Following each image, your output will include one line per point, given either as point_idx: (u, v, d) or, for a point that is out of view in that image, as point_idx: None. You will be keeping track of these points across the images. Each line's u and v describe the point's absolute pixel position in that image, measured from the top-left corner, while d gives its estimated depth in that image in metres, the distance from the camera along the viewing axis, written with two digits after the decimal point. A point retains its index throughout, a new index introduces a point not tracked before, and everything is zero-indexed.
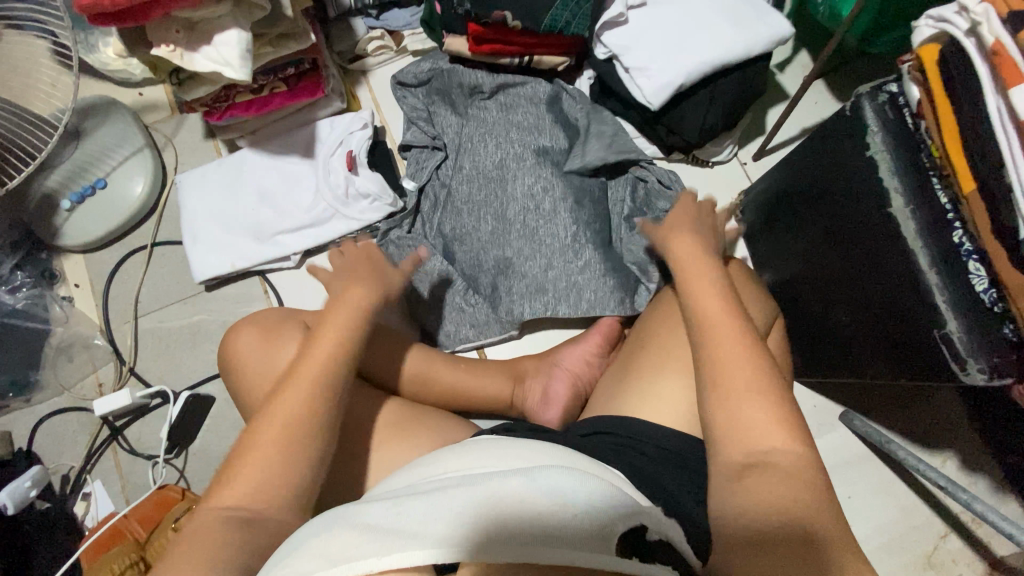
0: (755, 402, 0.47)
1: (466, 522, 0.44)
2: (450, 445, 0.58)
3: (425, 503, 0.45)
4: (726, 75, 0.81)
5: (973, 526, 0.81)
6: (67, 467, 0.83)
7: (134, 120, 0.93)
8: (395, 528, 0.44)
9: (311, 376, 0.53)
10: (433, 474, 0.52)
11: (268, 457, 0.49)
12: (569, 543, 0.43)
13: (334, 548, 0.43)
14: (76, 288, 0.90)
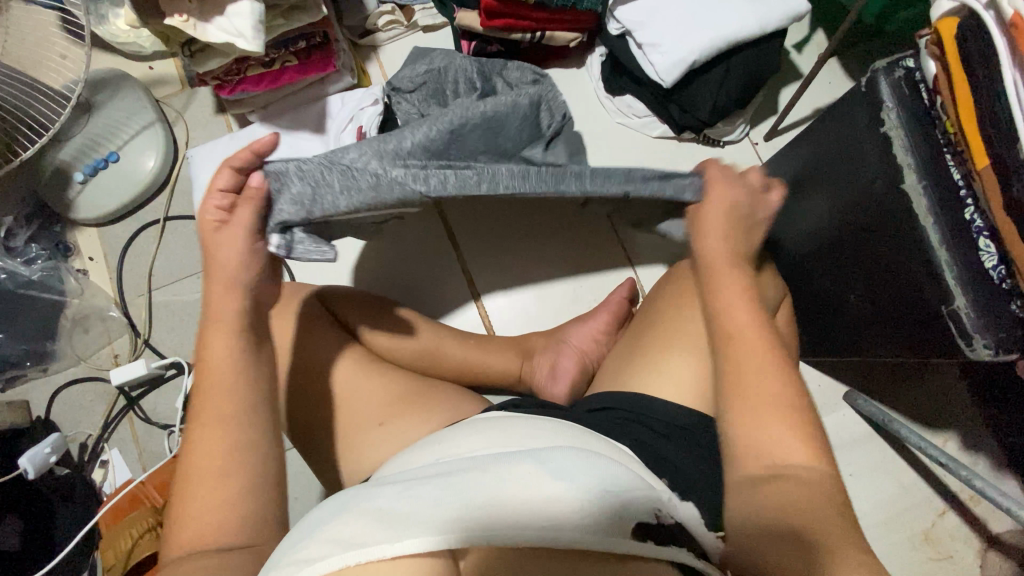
0: (756, 400, 0.49)
1: (476, 505, 0.44)
2: (455, 425, 0.60)
3: (433, 486, 0.46)
4: (740, 53, 0.80)
5: (971, 503, 0.83)
6: (85, 435, 0.85)
7: (145, 94, 0.93)
8: (404, 511, 0.44)
9: (211, 411, 0.49)
10: (442, 454, 0.53)
11: (203, 507, 0.46)
12: (579, 526, 0.44)
13: (346, 532, 0.44)
14: (90, 261, 0.91)
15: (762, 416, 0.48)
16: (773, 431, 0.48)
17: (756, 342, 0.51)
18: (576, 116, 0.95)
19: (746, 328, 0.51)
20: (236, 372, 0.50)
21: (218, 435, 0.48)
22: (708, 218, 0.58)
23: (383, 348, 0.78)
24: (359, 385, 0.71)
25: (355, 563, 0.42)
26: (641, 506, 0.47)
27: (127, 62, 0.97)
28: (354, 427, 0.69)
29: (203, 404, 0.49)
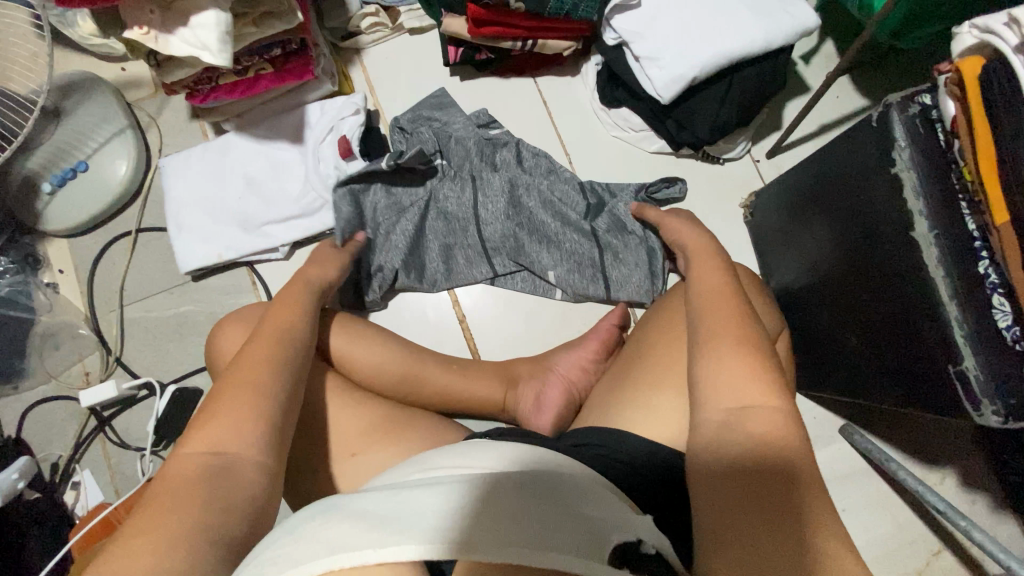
0: (751, 431, 0.42)
1: (479, 512, 0.44)
2: (438, 450, 0.58)
3: (423, 494, 0.46)
4: (745, 68, 0.75)
5: (968, 543, 0.80)
6: (57, 456, 0.83)
7: (116, 98, 0.88)
8: (390, 517, 0.44)
9: (231, 396, 0.51)
10: (426, 472, 0.51)
11: (182, 502, 0.43)
12: (561, 542, 0.41)
13: (332, 535, 0.42)
14: (60, 274, 0.87)
15: (735, 447, 0.42)
16: (741, 463, 0.41)
17: (753, 395, 0.44)
18: (569, 127, 0.90)
19: (744, 376, 0.45)
20: (273, 376, 0.54)
21: (232, 424, 0.50)
22: (709, 266, 0.58)
23: (359, 375, 0.75)
24: (331, 418, 0.68)
25: (339, 567, 0.40)
26: (621, 531, 0.45)
27: (96, 63, 0.92)
28: (324, 463, 0.66)
29: (229, 389, 0.52)
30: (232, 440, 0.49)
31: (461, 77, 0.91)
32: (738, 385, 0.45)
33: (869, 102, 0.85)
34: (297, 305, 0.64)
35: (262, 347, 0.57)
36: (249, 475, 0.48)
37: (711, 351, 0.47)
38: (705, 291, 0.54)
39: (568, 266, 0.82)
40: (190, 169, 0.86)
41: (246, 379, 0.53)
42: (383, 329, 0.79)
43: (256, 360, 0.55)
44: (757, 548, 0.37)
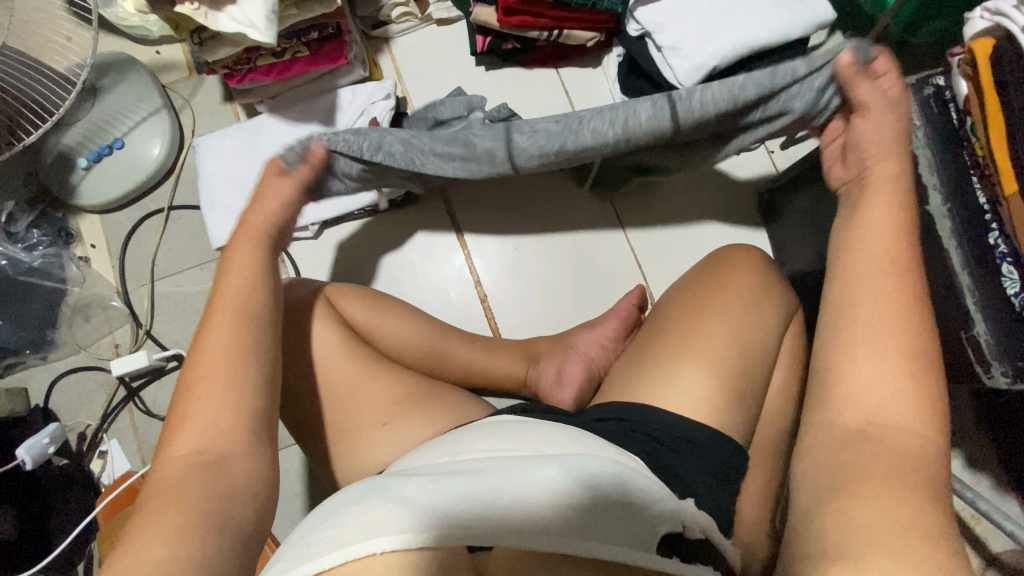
0: (859, 429, 0.41)
1: (500, 505, 0.46)
2: (469, 427, 0.61)
3: (456, 483, 0.48)
4: (762, 60, 0.79)
5: (973, 521, 0.82)
6: (84, 425, 0.85)
7: (152, 79, 0.91)
8: (427, 504, 0.46)
9: (203, 381, 0.49)
10: (456, 452, 0.55)
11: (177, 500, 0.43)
12: (609, 533, 0.45)
13: (370, 518, 0.45)
14: (92, 249, 0.90)
15: (854, 458, 0.40)
16: (840, 462, 0.40)
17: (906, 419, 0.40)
18: None
19: (899, 396, 0.41)
20: (239, 356, 0.50)
21: (210, 411, 0.47)
22: (868, 227, 0.48)
23: (387, 349, 0.77)
24: (363, 385, 0.70)
25: (380, 550, 0.43)
26: (671, 522, 0.48)
27: (131, 45, 0.95)
28: (356, 428, 0.68)
29: (199, 372, 0.49)
30: (215, 439, 0.47)
31: (486, 67, 0.95)
32: (889, 382, 0.42)
33: None
34: (246, 278, 0.55)
35: (218, 333, 0.51)
36: (236, 473, 0.46)
37: (867, 354, 0.43)
38: (871, 267, 0.46)
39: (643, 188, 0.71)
40: (222, 147, 0.89)
41: (216, 362, 0.49)
42: (409, 305, 0.82)
43: (223, 340, 0.50)
44: (865, 525, 0.36)
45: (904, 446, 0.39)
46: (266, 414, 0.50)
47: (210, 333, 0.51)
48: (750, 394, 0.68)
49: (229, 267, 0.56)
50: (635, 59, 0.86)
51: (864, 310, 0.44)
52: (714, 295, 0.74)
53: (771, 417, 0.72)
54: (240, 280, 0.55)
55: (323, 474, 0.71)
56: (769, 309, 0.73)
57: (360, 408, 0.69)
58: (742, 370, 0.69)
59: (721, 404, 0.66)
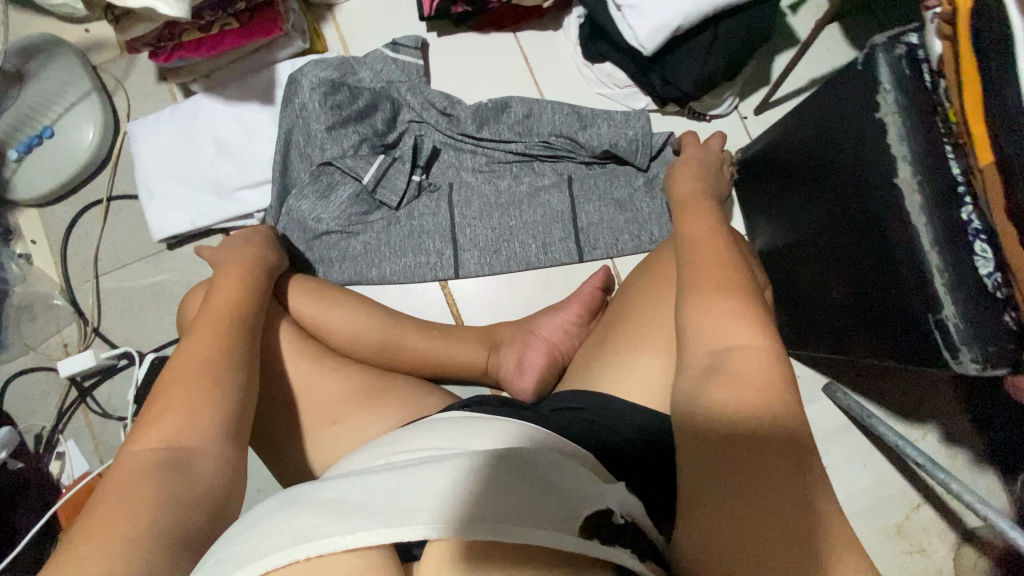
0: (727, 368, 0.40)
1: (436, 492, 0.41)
2: (412, 425, 0.56)
3: (386, 476, 0.44)
4: (730, 17, 0.72)
5: (948, 497, 0.80)
6: (40, 427, 0.83)
7: (80, 60, 0.85)
8: (357, 501, 0.42)
9: (173, 371, 0.49)
10: (392, 458, 0.50)
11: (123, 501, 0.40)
12: (537, 517, 0.40)
13: (297, 524, 0.40)
14: (33, 245, 0.85)
15: (721, 385, 0.39)
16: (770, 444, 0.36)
17: (738, 329, 0.41)
18: (550, 81, 0.87)
19: (724, 316, 0.42)
20: (225, 338, 0.53)
21: (181, 394, 0.47)
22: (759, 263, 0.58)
23: (339, 342, 0.73)
24: (309, 382, 0.67)
25: (305, 556, 0.38)
26: (595, 502, 0.43)
27: (59, 26, 0.89)
28: (304, 428, 0.65)
29: (181, 353, 0.51)
30: (186, 432, 0.45)
31: (438, 33, 0.88)
32: (725, 324, 0.42)
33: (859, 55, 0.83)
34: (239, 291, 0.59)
35: (209, 327, 0.54)
36: (204, 465, 0.45)
37: (692, 297, 0.44)
38: (705, 242, 0.49)
39: (561, 123, 0.82)
40: (151, 130, 0.82)
41: (196, 352, 0.50)
42: (360, 294, 0.78)
43: (210, 325, 0.54)
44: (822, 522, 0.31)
45: (772, 400, 0.38)
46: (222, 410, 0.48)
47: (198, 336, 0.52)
48: None
49: (223, 269, 0.63)
50: (595, 20, 0.79)
51: (705, 261, 0.47)
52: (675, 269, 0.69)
53: None
54: (235, 288, 0.60)
55: (275, 474, 0.69)
56: None
57: (308, 406, 0.66)
58: None
59: None
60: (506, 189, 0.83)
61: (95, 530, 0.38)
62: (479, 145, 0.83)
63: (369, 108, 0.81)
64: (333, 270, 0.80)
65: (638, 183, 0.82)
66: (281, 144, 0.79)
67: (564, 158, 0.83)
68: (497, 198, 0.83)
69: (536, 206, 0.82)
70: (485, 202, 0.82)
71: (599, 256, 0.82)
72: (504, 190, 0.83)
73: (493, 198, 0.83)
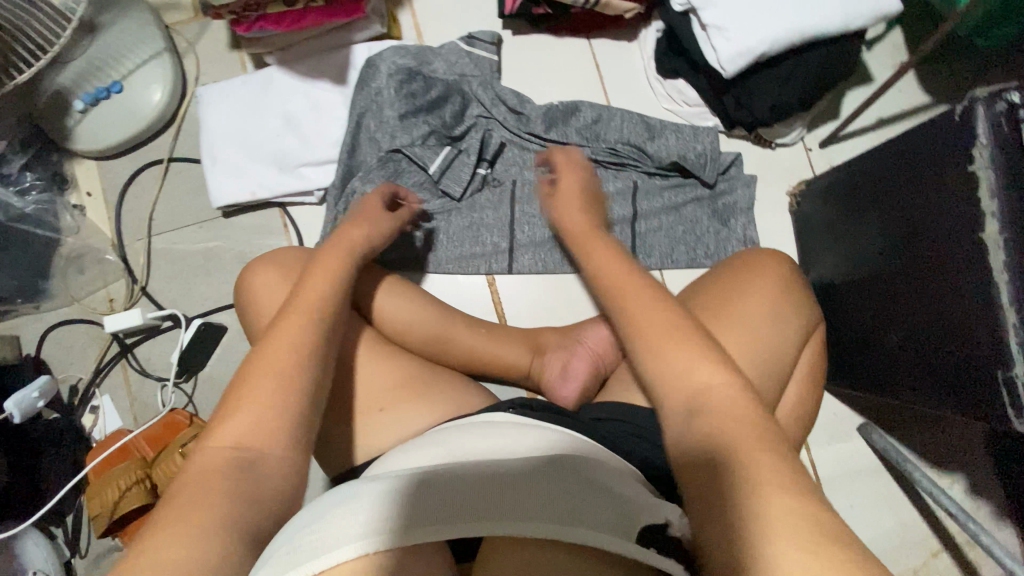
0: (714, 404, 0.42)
1: (492, 494, 0.40)
2: (460, 423, 0.55)
3: (456, 476, 0.42)
4: (815, 50, 0.72)
5: (966, 546, 0.80)
6: (77, 378, 0.83)
7: (154, 18, 0.85)
8: (427, 497, 0.40)
9: (266, 357, 0.47)
10: (445, 452, 0.47)
11: (199, 496, 0.39)
12: (590, 522, 0.38)
13: (363, 516, 0.38)
14: (88, 197, 0.85)
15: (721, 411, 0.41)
16: (795, 471, 0.37)
17: (698, 369, 0.44)
18: (619, 91, 0.87)
19: (680, 354, 0.45)
20: (313, 323, 0.51)
21: (265, 387, 0.46)
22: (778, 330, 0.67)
23: (391, 329, 0.74)
24: (360, 366, 0.67)
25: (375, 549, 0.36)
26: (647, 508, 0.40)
27: None
28: (350, 412, 0.65)
29: (277, 336, 0.49)
30: (260, 436, 0.44)
31: (513, 31, 0.88)
32: (682, 364, 0.45)
33: (930, 100, 0.83)
34: (339, 266, 0.58)
35: (307, 306, 0.52)
36: (277, 465, 0.44)
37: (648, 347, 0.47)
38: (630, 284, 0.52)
39: (630, 133, 0.83)
40: (222, 95, 0.83)
41: (287, 338, 0.49)
42: (414, 284, 0.78)
43: (308, 306, 0.52)
44: None
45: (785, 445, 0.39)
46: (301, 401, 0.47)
47: (292, 316, 0.50)
48: None
49: (331, 244, 0.60)
50: (676, 36, 0.79)
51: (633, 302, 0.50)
52: (730, 296, 0.69)
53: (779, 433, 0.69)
54: (337, 265, 0.58)
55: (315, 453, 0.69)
56: (789, 317, 0.68)
57: (358, 391, 0.67)
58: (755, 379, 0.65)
59: None
60: None
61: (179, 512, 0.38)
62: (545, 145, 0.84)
63: (441, 100, 0.81)
64: (395, 255, 0.81)
65: (699, 201, 0.83)
66: (351, 125, 0.80)
67: (628, 167, 0.83)
68: None
69: None
70: None
71: (653, 266, 0.82)
72: None
73: None
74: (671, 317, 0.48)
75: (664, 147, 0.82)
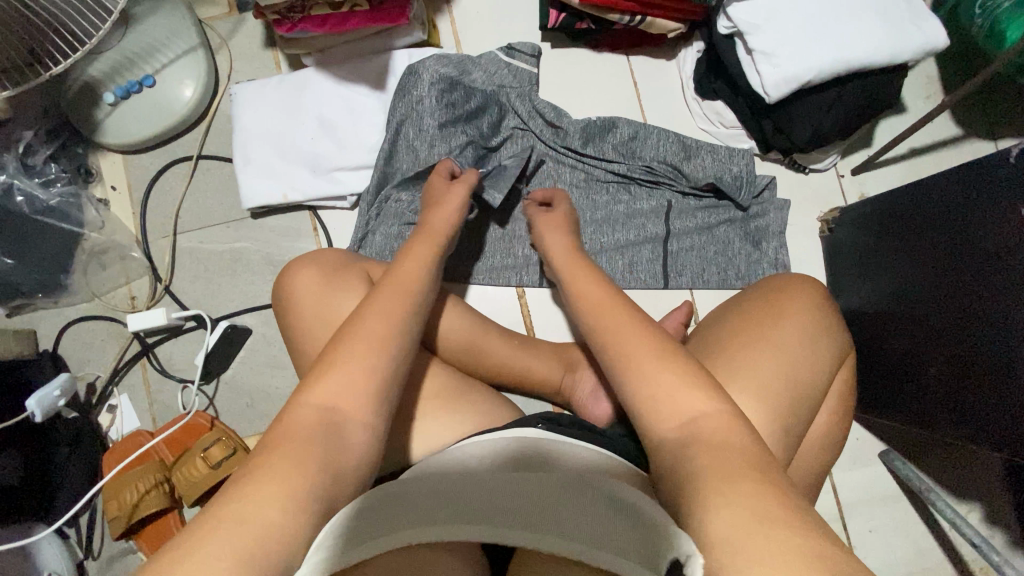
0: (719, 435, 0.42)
1: (506, 505, 0.39)
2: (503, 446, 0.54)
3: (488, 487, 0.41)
4: (858, 80, 0.73)
5: (981, 574, 0.81)
6: (94, 376, 0.80)
7: (190, 13, 0.83)
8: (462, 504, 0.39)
9: (361, 334, 0.47)
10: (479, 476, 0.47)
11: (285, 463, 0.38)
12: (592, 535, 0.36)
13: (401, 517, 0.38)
14: (112, 191, 0.84)
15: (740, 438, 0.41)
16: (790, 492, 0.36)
17: (685, 393, 0.44)
18: (656, 108, 0.87)
19: (660, 377, 0.46)
20: (399, 304, 0.50)
21: (357, 365, 0.45)
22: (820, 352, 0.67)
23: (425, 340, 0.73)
24: None
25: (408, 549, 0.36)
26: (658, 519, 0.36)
27: None
28: None
29: (368, 313, 0.48)
30: (346, 400, 0.43)
31: (553, 44, 0.88)
32: (668, 389, 0.45)
33: (960, 133, 0.85)
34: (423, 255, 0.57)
35: (389, 290, 0.51)
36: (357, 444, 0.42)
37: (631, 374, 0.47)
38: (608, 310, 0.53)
39: (668, 151, 0.83)
40: (256, 95, 0.82)
41: (378, 316, 0.48)
42: (446, 293, 0.78)
43: (396, 288, 0.51)
44: None
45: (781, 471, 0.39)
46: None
47: (380, 296, 0.50)
48: (793, 435, 0.63)
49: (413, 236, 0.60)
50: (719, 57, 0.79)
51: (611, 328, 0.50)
52: (769, 311, 0.68)
53: (809, 459, 0.70)
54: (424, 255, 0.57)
55: None
56: (830, 344, 0.67)
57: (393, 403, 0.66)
58: (795, 403, 0.64)
59: (771, 435, 0.62)
60: (602, 207, 0.83)
61: (265, 472, 0.37)
62: (582, 160, 0.83)
63: (480, 110, 0.81)
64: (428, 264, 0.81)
65: (733, 221, 0.83)
66: (388, 132, 0.79)
67: (663, 185, 0.84)
68: (591, 214, 0.83)
69: (632, 230, 0.83)
70: (581, 218, 0.83)
71: (684, 285, 0.83)
72: (600, 208, 0.83)
73: (586, 214, 0.83)
74: (650, 341, 0.48)
75: (700, 166, 0.82)
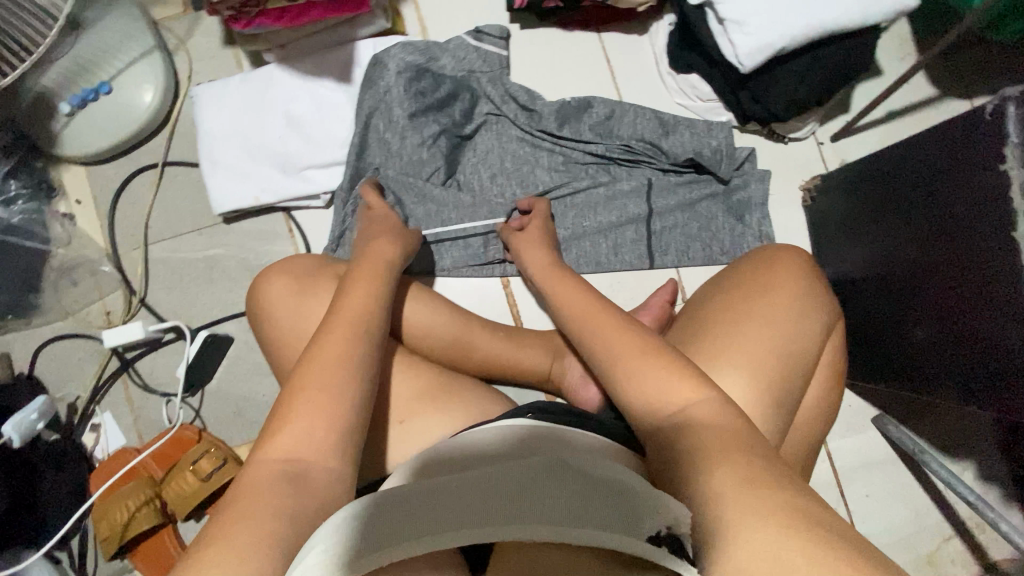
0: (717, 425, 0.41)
1: (480, 497, 0.33)
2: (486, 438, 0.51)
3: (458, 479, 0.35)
4: (833, 44, 0.72)
5: (976, 530, 0.82)
6: (74, 396, 0.78)
7: (143, 14, 0.80)
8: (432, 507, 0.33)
9: (318, 368, 0.46)
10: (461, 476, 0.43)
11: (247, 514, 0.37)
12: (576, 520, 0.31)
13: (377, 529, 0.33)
14: (77, 205, 0.81)
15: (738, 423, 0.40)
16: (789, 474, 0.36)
17: (674, 392, 0.43)
18: (631, 85, 0.85)
19: (650, 378, 0.45)
20: (355, 333, 0.49)
21: (317, 402, 0.44)
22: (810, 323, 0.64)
23: (409, 336, 0.72)
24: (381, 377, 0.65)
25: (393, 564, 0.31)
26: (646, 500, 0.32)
27: None
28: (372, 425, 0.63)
29: (323, 346, 0.47)
30: (309, 447, 0.43)
31: (522, 26, 0.85)
32: (659, 391, 0.44)
33: (937, 94, 0.84)
34: (378, 275, 0.57)
35: (347, 313, 0.51)
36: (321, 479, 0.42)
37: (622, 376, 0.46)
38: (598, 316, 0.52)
39: (644, 127, 0.82)
40: (218, 95, 0.79)
41: (335, 351, 0.47)
42: (430, 287, 0.77)
43: (352, 318, 0.51)
44: None
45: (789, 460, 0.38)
46: (357, 423, 0.45)
47: (335, 323, 0.49)
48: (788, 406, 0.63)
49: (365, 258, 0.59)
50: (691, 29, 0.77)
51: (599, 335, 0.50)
52: (755, 288, 0.67)
53: (804, 430, 0.69)
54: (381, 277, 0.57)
55: None
56: (819, 315, 0.67)
57: (379, 403, 0.64)
58: (786, 375, 0.63)
59: (763, 411, 0.61)
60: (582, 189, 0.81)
61: (236, 521, 0.37)
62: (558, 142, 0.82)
63: (450, 97, 0.79)
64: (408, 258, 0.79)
65: (716, 195, 0.82)
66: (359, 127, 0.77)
67: (642, 163, 0.82)
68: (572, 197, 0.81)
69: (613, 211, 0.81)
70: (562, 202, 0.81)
71: (670, 264, 0.82)
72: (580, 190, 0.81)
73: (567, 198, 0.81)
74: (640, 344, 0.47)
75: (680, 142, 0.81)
